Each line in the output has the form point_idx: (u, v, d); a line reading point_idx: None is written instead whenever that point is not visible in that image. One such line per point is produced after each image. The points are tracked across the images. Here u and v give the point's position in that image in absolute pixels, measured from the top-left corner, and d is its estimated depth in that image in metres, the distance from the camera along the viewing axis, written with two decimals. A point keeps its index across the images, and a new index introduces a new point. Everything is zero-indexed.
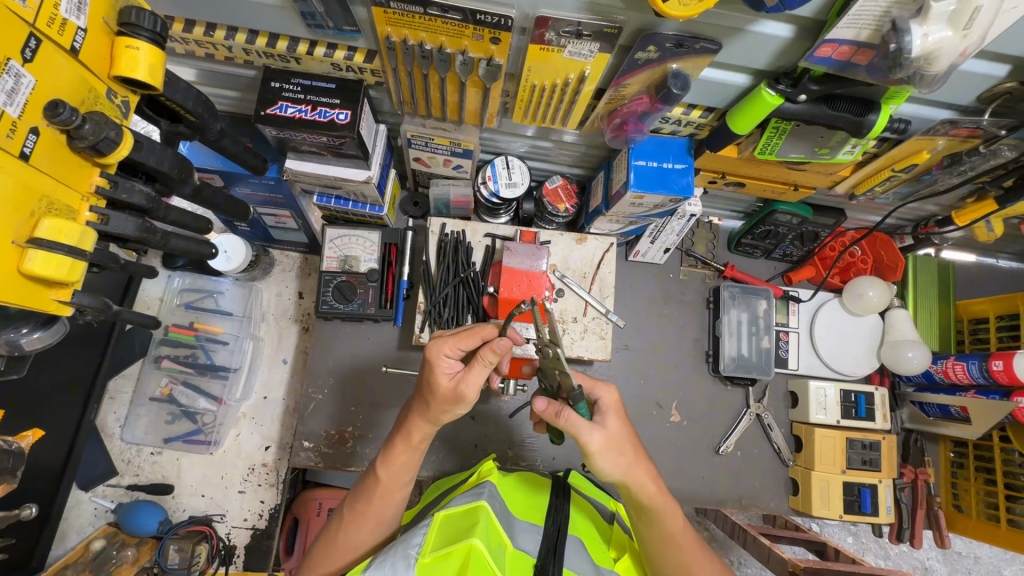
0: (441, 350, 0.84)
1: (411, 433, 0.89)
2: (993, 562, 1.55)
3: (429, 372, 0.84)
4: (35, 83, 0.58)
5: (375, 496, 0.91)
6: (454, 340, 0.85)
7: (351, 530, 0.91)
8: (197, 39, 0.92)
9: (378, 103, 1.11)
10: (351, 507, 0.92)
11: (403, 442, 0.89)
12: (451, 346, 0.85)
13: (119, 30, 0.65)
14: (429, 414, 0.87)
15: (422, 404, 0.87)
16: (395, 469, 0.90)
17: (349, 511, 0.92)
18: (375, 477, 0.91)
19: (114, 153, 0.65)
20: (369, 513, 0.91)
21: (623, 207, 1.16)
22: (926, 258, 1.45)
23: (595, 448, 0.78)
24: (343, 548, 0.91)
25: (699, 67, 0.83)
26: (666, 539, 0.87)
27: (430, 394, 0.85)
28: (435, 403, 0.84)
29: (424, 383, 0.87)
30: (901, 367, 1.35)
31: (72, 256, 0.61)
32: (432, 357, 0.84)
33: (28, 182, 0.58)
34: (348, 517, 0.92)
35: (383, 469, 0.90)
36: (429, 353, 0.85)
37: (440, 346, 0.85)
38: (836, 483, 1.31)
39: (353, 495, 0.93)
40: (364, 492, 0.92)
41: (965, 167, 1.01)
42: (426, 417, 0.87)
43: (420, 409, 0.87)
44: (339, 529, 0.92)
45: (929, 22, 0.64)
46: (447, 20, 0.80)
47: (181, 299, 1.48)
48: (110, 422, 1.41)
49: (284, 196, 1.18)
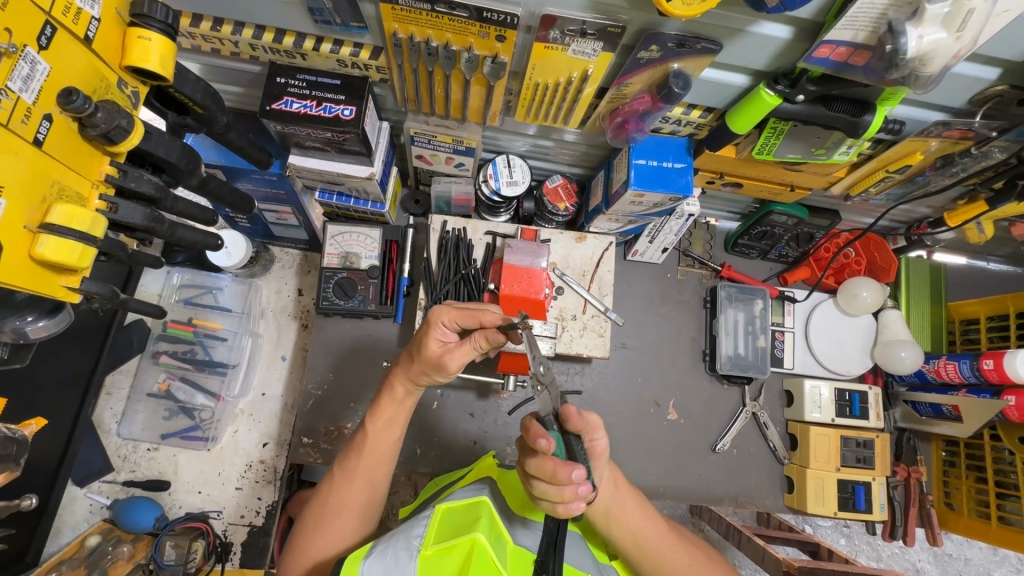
0: (440, 317, 0.86)
1: (394, 386, 0.91)
2: (984, 564, 1.57)
3: (424, 333, 0.87)
4: (49, 71, 0.58)
5: (365, 453, 0.90)
6: (456, 313, 0.87)
7: (343, 489, 0.89)
8: (204, 34, 0.93)
9: (382, 100, 1.12)
10: (342, 467, 0.91)
11: (388, 398, 0.91)
12: (450, 317, 0.86)
13: (131, 21, 0.66)
14: (416, 376, 0.88)
15: (410, 363, 0.89)
16: (382, 424, 0.90)
17: (340, 470, 0.90)
18: (363, 433, 0.91)
19: (125, 142, 0.65)
20: (360, 471, 0.89)
21: (622, 206, 1.17)
22: (918, 260, 1.48)
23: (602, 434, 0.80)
24: (334, 508, 0.88)
25: (700, 67, 0.85)
26: (661, 532, 0.88)
27: (416, 354, 0.87)
28: (419, 364, 0.86)
29: (415, 341, 0.89)
30: (894, 366, 1.38)
31: (83, 242, 0.62)
32: (431, 320, 0.86)
33: (41, 168, 0.59)
34: (339, 475, 0.90)
35: (371, 423, 0.90)
36: (429, 316, 0.87)
37: (441, 313, 0.87)
38: (830, 480, 1.33)
39: (342, 454, 0.92)
40: (353, 450, 0.91)
41: (957, 169, 1.03)
42: (411, 377, 0.89)
43: (406, 365, 0.90)
44: (331, 488, 0.90)
45: (925, 24, 0.66)
46: (453, 16, 0.81)
47: (180, 295, 1.48)
48: (107, 417, 1.40)
49: (286, 192, 1.19)
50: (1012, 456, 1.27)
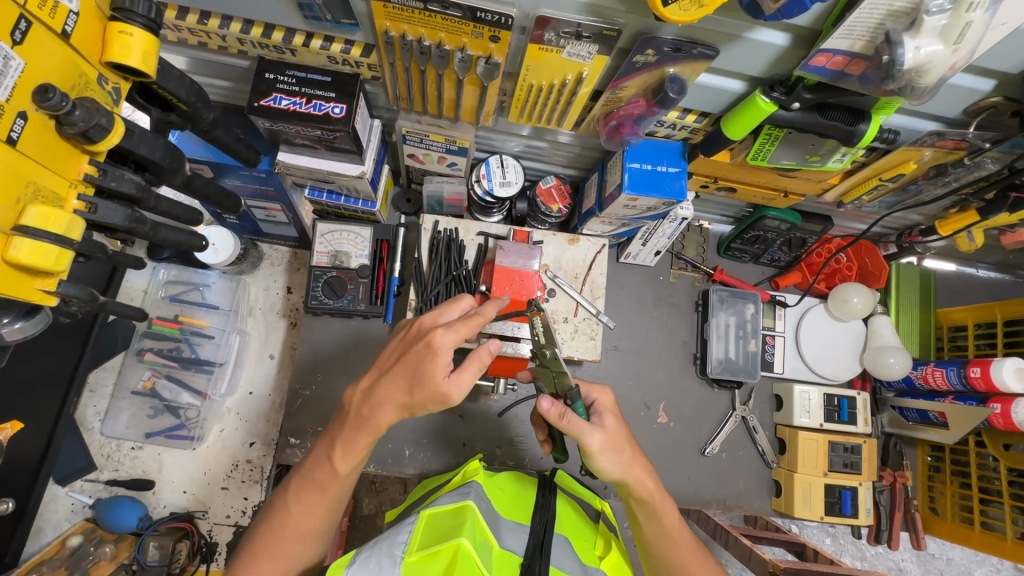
0: (447, 339, 0.77)
1: (377, 420, 0.79)
2: (964, 564, 1.59)
3: (428, 361, 0.76)
4: (24, 66, 0.56)
5: (329, 485, 0.82)
6: (460, 329, 0.78)
7: (301, 518, 0.82)
8: (190, 27, 0.90)
9: (373, 98, 1.10)
10: (301, 494, 0.83)
11: (367, 429, 0.79)
12: (456, 336, 0.77)
13: (111, 15, 0.64)
14: (409, 401, 0.78)
15: (399, 387, 0.78)
16: (354, 460, 0.81)
17: (298, 500, 0.82)
18: (331, 467, 0.82)
19: (105, 141, 0.63)
20: (323, 502, 0.82)
21: (616, 209, 1.16)
22: (908, 266, 1.49)
23: (597, 448, 0.79)
24: (291, 538, 0.82)
25: (696, 72, 0.84)
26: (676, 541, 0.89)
27: (416, 383, 0.77)
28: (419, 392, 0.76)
29: (409, 368, 0.78)
30: (882, 372, 1.39)
31: (60, 244, 0.60)
32: (438, 347, 0.76)
33: (15, 168, 0.57)
34: (296, 503, 0.82)
35: (340, 458, 0.81)
36: (435, 341, 0.76)
37: (446, 336, 0.77)
38: (818, 484, 1.33)
39: (300, 481, 0.83)
40: (315, 480, 0.82)
41: (950, 178, 1.03)
42: (400, 406, 0.78)
43: (395, 394, 0.78)
44: (286, 518, 0.82)
45: (922, 35, 0.65)
46: (446, 16, 0.79)
47: (166, 291, 1.45)
48: (90, 415, 1.38)
49: (275, 189, 1.16)
50: (996, 462, 1.29)
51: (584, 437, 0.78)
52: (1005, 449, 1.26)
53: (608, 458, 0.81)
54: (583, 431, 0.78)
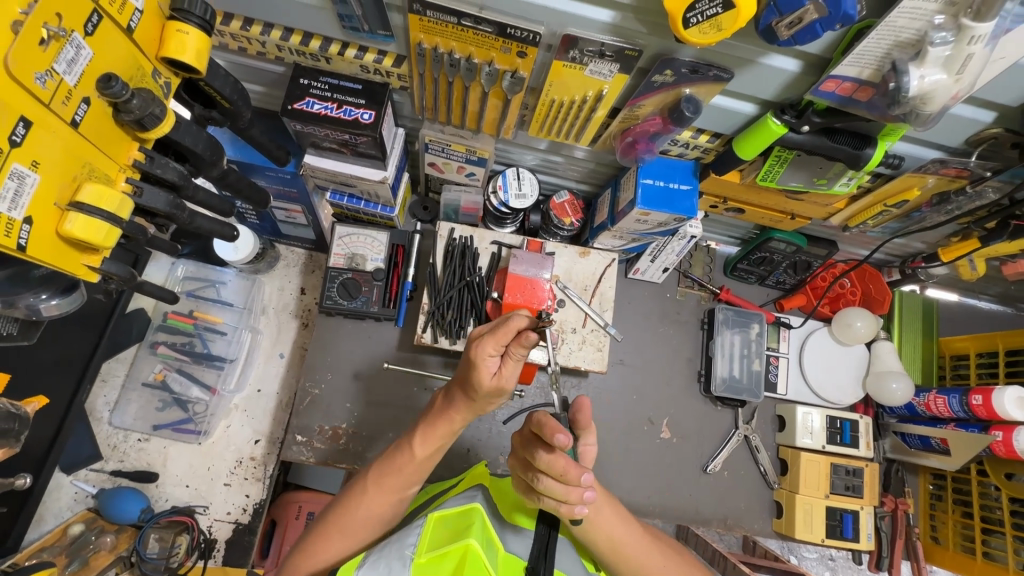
0: (484, 349, 0.75)
1: (455, 416, 0.84)
2: None
3: (471, 373, 0.77)
4: (92, 56, 0.60)
5: (405, 470, 0.88)
6: (491, 339, 0.75)
7: (375, 501, 0.88)
8: (233, 33, 0.95)
9: (400, 107, 1.15)
10: (378, 477, 0.89)
11: (448, 423, 0.85)
12: (493, 346, 0.75)
13: (170, 15, 0.69)
14: (479, 407, 0.81)
15: (464, 396, 0.80)
16: (433, 448, 0.87)
17: (376, 483, 0.88)
18: (411, 452, 0.88)
19: (156, 129, 0.68)
20: (398, 487, 0.88)
21: (627, 223, 1.20)
22: (912, 294, 1.51)
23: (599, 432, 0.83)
24: (362, 521, 0.88)
25: (711, 93, 0.89)
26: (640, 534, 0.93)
27: (472, 390, 0.79)
28: (476, 397, 0.79)
29: (463, 378, 0.80)
30: (885, 398, 1.40)
31: (110, 222, 0.63)
32: (473, 358, 0.76)
33: (75, 148, 0.61)
34: (373, 485, 0.89)
35: (421, 446, 0.86)
36: (470, 354, 0.76)
37: (479, 348, 0.75)
38: (819, 506, 1.34)
39: (379, 465, 0.89)
40: (394, 466, 0.88)
41: (952, 206, 1.06)
42: (474, 412, 0.82)
43: (462, 400, 0.82)
44: (361, 500, 0.89)
45: (926, 65, 0.69)
46: (478, 31, 0.84)
47: (182, 287, 1.48)
48: (100, 405, 1.39)
49: (298, 191, 1.20)
50: (998, 492, 1.29)
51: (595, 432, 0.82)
52: (1008, 478, 1.27)
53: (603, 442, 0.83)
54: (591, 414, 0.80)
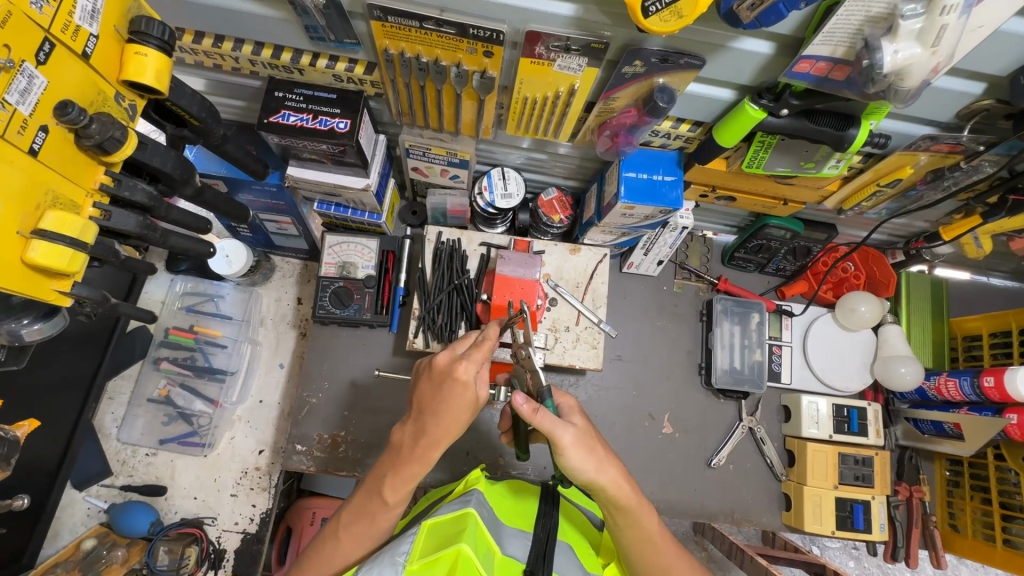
0: (471, 368, 0.82)
1: (431, 455, 0.86)
2: None
3: (461, 391, 0.82)
4: (47, 84, 0.61)
5: (378, 516, 0.91)
6: (477, 355, 0.84)
7: (348, 547, 0.91)
8: (205, 50, 0.96)
9: (378, 113, 1.15)
10: (350, 524, 0.91)
11: (419, 464, 0.87)
12: (477, 363, 0.83)
13: (129, 38, 0.70)
14: (454, 435, 0.86)
15: (441, 425, 0.84)
16: (403, 493, 0.89)
17: (347, 530, 0.91)
18: (382, 499, 0.89)
19: (119, 152, 0.69)
20: (372, 533, 0.91)
21: (614, 218, 1.18)
22: (918, 275, 1.46)
23: (568, 443, 0.80)
24: (337, 565, 0.91)
25: (685, 81, 0.86)
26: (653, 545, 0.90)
27: (452, 411, 0.83)
28: (459, 420, 0.84)
29: (439, 403, 0.83)
30: (894, 383, 1.36)
31: (73, 247, 0.64)
32: (464, 378, 0.82)
33: (36, 175, 0.62)
34: (346, 533, 0.91)
35: (391, 492, 0.88)
36: (460, 375, 0.82)
37: (469, 366, 0.82)
38: (828, 498, 1.30)
39: (351, 512, 0.92)
40: (366, 512, 0.91)
41: (949, 183, 1.02)
42: (451, 437, 0.86)
43: (437, 429, 0.84)
44: (335, 548, 0.91)
45: (899, 40, 0.66)
46: (442, 33, 0.83)
47: (182, 302, 1.51)
48: (108, 422, 1.43)
49: (285, 203, 1.22)
50: (1017, 476, 1.24)
51: (555, 433, 0.79)
52: None
53: (578, 458, 0.81)
54: (555, 426, 0.80)
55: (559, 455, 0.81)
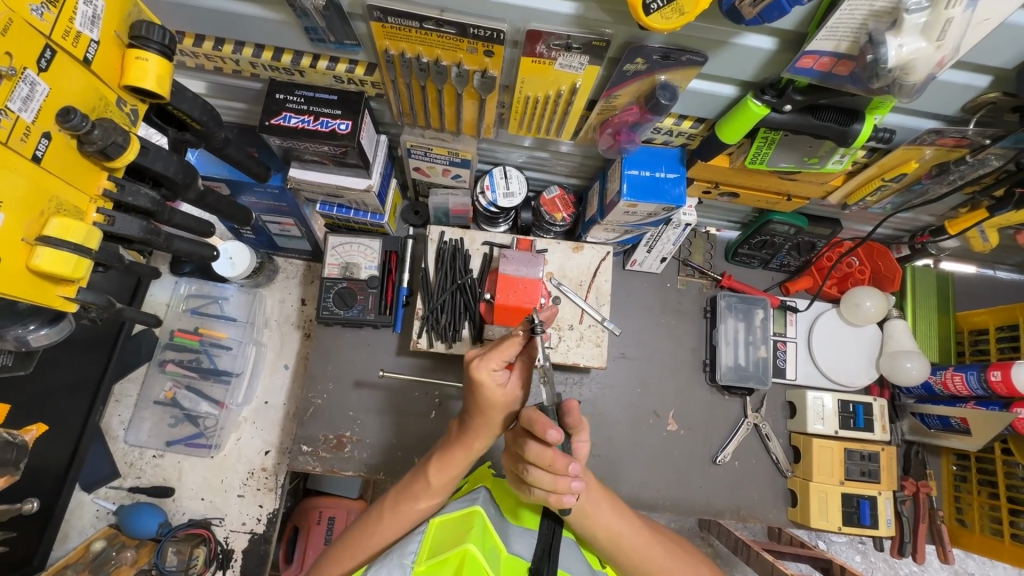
0: (489, 368, 0.80)
1: (473, 443, 0.89)
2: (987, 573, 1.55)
3: (483, 393, 0.81)
4: (48, 91, 0.61)
5: (421, 499, 0.93)
6: (497, 355, 0.80)
7: (388, 528, 0.93)
8: (206, 53, 0.96)
9: (379, 114, 1.15)
10: (394, 505, 0.94)
11: (463, 451, 0.90)
12: (497, 361, 0.80)
13: (129, 43, 0.70)
14: (494, 425, 0.87)
15: (479, 421, 0.85)
16: (448, 479, 0.92)
17: (391, 512, 0.93)
18: (426, 481, 0.92)
19: (121, 157, 0.69)
20: (412, 514, 0.93)
21: (617, 216, 1.18)
22: (924, 269, 1.45)
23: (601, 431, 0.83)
24: (373, 548, 0.92)
25: (687, 78, 0.86)
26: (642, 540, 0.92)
27: (483, 410, 0.83)
28: (494, 417, 0.84)
29: (472, 402, 0.84)
30: (901, 378, 1.35)
31: (78, 253, 0.65)
32: (483, 380, 0.80)
33: (39, 182, 0.62)
34: (389, 514, 0.93)
35: (436, 474, 0.91)
36: (478, 377, 0.80)
37: (486, 366, 0.80)
38: (835, 494, 1.30)
39: (396, 494, 0.95)
40: (410, 493, 0.94)
41: (954, 176, 1.01)
42: (491, 428, 0.87)
43: (478, 424, 0.86)
44: (375, 529, 0.93)
45: (904, 34, 0.66)
46: (442, 33, 0.83)
47: (187, 304, 1.52)
48: (115, 424, 1.44)
49: (288, 204, 1.22)
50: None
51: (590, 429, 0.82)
52: None
53: (601, 443, 0.84)
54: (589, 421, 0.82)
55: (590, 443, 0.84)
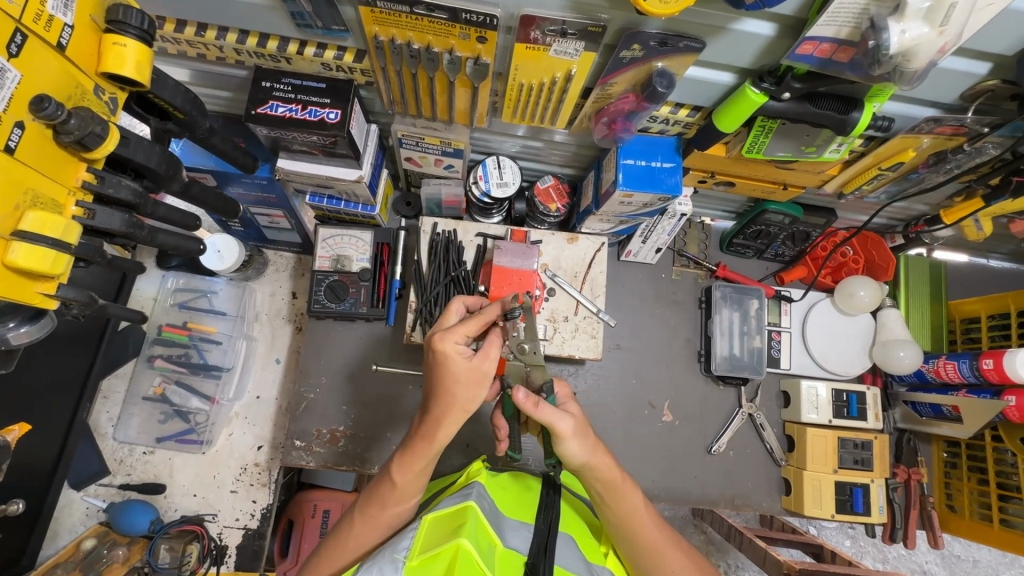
0: (453, 339, 0.81)
1: (437, 433, 0.84)
2: (971, 554, 1.58)
3: (448, 363, 0.81)
4: (20, 78, 0.59)
5: (389, 500, 0.89)
6: (461, 327, 0.82)
7: (362, 531, 0.90)
8: (188, 39, 0.93)
9: (369, 103, 1.12)
10: (363, 509, 0.91)
11: (425, 445, 0.85)
12: (461, 334, 0.82)
13: (106, 28, 0.67)
14: (462, 409, 0.83)
15: (443, 402, 0.83)
16: (412, 475, 0.87)
17: (362, 516, 0.90)
18: (391, 483, 0.88)
19: (100, 148, 0.66)
20: (382, 517, 0.90)
21: (612, 206, 1.16)
22: (917, 259, 1.45)
23: (568, 431, 0.81)
24: (353, 549, 0.91)
25: (684, 65, 0.84)
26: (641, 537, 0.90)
27: (450, 386, 0.81)
28: (459, 393, 0.82)
29: (437, 381, 0.83)
30: (894, 367, 1.36)
31: (56, 248, 0.62)
32: (448, 348, 0.81)
33: (13, 174, 0.59)
34: (359, 518, 0.91)
35: (400, 473, 0.87)
36: (443, 345, 0.81)
37: (450, 337, 0.81)
38: (827, 482, 1.31)
39: (363, 498, 0.91)
40: (377, 497, 0.90)
41: (951, 165, 1.01)
42: (458, 415, 0.84)
43: (443, 408, 0.83)
44: (349, 533, 0.90)
45: (906, 19, 0.65)
46: (433, 19, 0.80)
47: (174, 298, 1.49)
48: (103, 421, 1.41)
49: (277, 196, 1.19)
50: (1014, 457, 1.25)
51: (555, 423, 0.80)
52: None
53: (574, 446, 0.83)
54: (556, 416, 0.80)
55: (557, 442, 0.83)
